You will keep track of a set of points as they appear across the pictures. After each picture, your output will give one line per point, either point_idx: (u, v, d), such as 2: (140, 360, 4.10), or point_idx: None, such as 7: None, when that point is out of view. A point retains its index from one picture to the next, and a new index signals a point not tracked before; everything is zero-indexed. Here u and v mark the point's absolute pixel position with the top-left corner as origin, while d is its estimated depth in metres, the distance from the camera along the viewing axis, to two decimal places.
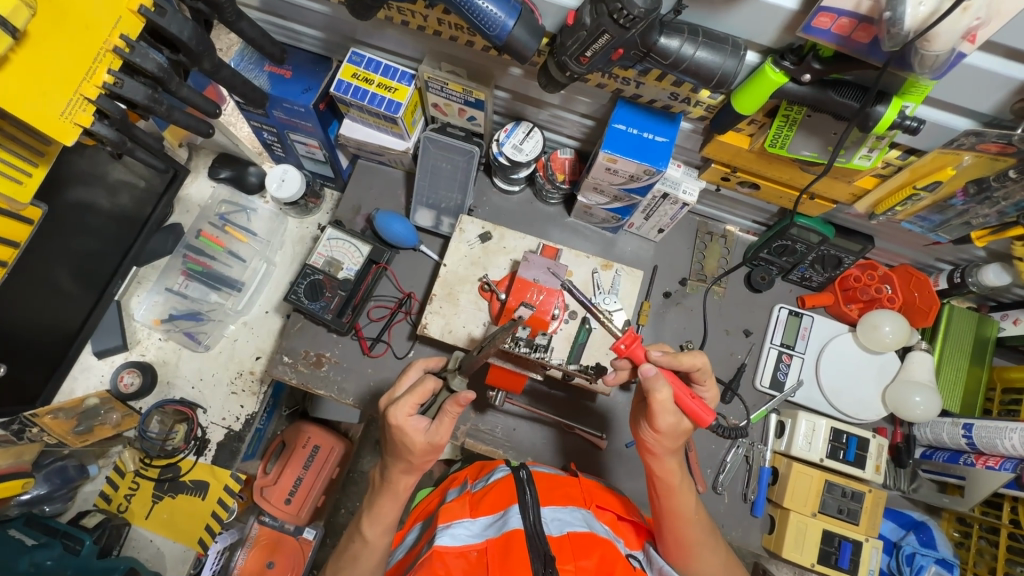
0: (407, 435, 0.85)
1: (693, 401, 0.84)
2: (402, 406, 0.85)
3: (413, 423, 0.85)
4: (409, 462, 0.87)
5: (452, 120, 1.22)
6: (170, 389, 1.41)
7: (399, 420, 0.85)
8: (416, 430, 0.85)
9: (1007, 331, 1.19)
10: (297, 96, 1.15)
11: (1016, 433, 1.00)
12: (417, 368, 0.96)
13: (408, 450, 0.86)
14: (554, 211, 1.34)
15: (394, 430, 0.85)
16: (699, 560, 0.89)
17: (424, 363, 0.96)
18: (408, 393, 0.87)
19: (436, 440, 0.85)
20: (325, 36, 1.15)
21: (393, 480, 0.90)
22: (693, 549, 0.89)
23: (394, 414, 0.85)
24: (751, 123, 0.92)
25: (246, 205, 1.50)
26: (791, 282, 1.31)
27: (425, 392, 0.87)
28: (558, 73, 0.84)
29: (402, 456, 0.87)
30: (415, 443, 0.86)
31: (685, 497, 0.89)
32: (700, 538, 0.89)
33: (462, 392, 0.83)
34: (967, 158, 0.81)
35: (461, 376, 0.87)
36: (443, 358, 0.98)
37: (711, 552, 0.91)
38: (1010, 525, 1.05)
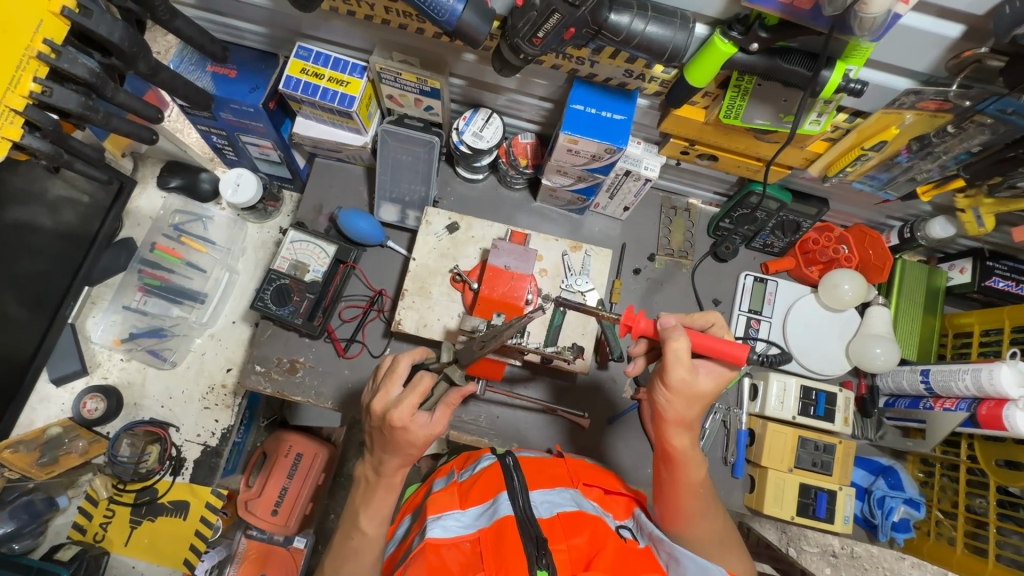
0: (408, 430, 0.83)
1: (719, 343, 0.84)
2: (403, 406, 0.83)
3: (416, 421, 0.84)
4: (407, 455, 0.86)
5: (409, 111, 1.18)
6: (138, 411, 1.36)
7: (401, 419, 0.83)
8: (417, 426, 0.83)
9: (954, 281, 1.25)
10: (245, 96, 1.12)
11: (968, 373, 1.06)
12: (404, 360, 0.91)
13: (404, 444, 0.85)
14: (519, 197, 1.34)
15: (393, 427, 0.83)
16: (694, 523, 0.90)
17: (410, 356, 0.91)
18: (407, 393, 0.84)
19: (437, 431, 0.85)
20: (269, 32, 1.11)
21: (388, 474, 0.89)
22: (686, 516, 0.90)
23: (395, 415, 0.82)
24: (704, 96, 0.93)
25: (201, 213, 1.44)
26: (754, 250, 1.35)
27: (425, 388, 0.85)
28: (512, 56, 0.83)
29: (398, 451, 0.86)
30: (415, 437, 0.84)
31: (691, 472, 0.90)
32: (701, 507, 0.91)
33: (466, 385, 0.86)
34: (909, 117, 0.84)
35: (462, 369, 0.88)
36: (425, 349, 0.94)
37: (710, 520, 0.91)
38: (968, 460, 1.13)
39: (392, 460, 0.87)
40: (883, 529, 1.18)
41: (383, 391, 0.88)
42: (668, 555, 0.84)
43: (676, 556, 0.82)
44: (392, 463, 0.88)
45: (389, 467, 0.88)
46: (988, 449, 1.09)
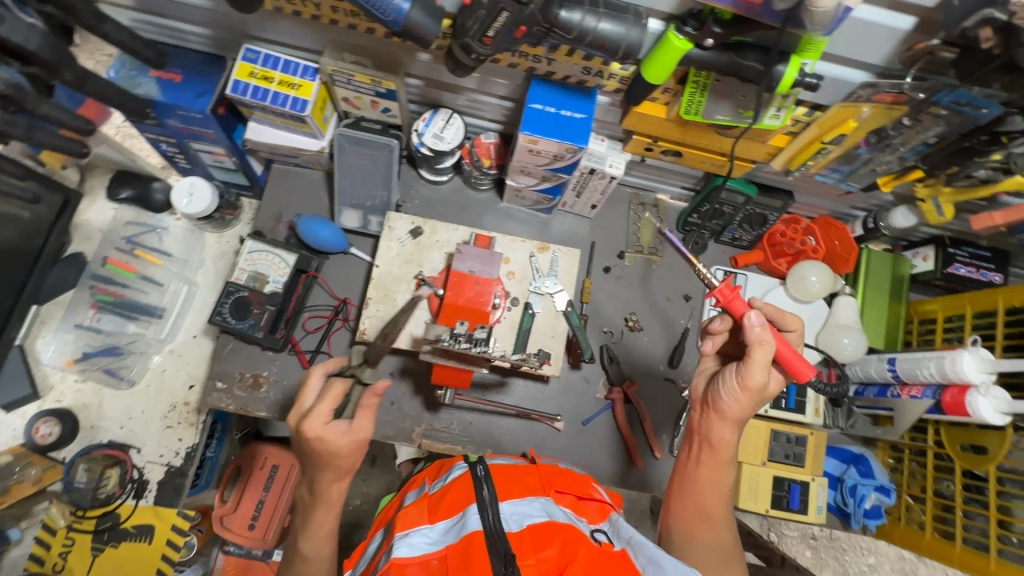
0: (328, 441, 0.76)
1: (796, 358, 0.84)
2: (314, 416, 0.76)
3: (331, 429, 0.76)
4: (337, 468, 0.80)
5: (366, 113, 1.14)
6: (95, 433, 1.30)
7: (314, 431, 0.76)
8: (334, 434, 0.76)
9: (918, 268, 1.26)
10: (191, 101, 1.06)
11: (931, 361, 1.07)
12: (316, 373, 0.84)
13: (329, 456, 0.78)
14: (485, 197, 1.31)
15: (309, 441, 0.76)
16: (706, 523, 0.89)
17: (323, 367, 0.84)
18: (319, 401, 0.77)
19: (359, 436, 0.77)
20: (214, 33, 1.06)
21: (324, 491, 0.84)
22: (705, 517, 0.89)
23: (307, 426, 0.76)
24: (664, 92, 0.91)
25: (155, 224, 1.38)
26: (723, 244, 1.35)
27: (337, 394, 0.78)
28: (463, 56, 0.80)
29: (329, 465, 0.79)
30: (339, 446, 0.77)
31: (718, 473, 0.90)
32: (721, 508, 0.90)
33: (378, 382, 0.78)
34: (866, 110, 0.83)
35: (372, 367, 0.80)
36: (342, 357, 0.87)
37: (724, 525, 0.89)
38: (935, 446, 1.14)
39: (324, 475, 0.81)
40: (857, 517, 1.20)
41: (296, 406, 0.81)
42: (646, 559, 0.78)
43: (654, 560, 0.77)
44: (326, 478, 0.82)
45: (324, 484, 0.83)
46: (954, 434, 1.11)
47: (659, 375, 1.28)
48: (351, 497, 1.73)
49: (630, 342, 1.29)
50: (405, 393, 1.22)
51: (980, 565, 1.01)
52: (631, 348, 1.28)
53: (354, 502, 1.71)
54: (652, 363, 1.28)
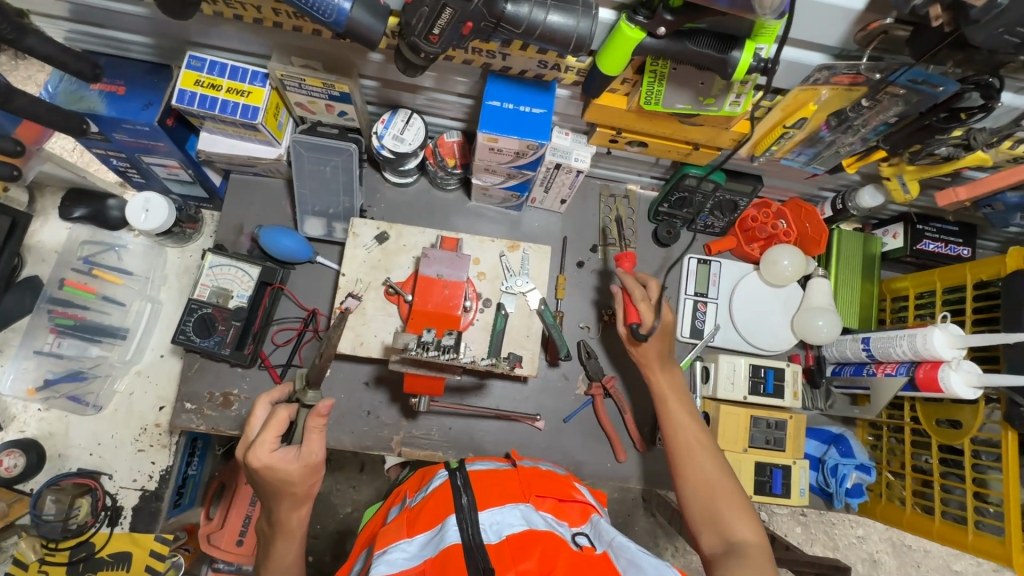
0: (277, 468, 0.81)
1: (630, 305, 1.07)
2: (260, 446, 0.81)
3: (279, 456, 0.82)
4: (293, 495, 0.84)
5: (322, 118, 1.11)
6: (63, 462, 1.27)
7: (262, 459, 0.81)
8: (282, 460, 0.81)
9: (889, 246, 1.26)
10: (136, 113, 1.02)
11: (904, 339, 1.07)
12: (262, 404, 0.90)
13: (283, 483, 0.83)
14: (453, 197, 1.28)
15: (258, 470, 0.81)
16: (693, 455, 0.94)
17: (268, 397, 0.91)
18: (263, 431, 0.83)
19: (309, 459, 0.82)
20: (155, 42, 1.01)
21: (282, 520, 0.87)
22: (691, 448, 0.95)
23: (253, 457, 0.81)
24: (623, 82, 0.89)
25: (113, 242, 1.33)
26: (696, 232, 1.34)
27: (281, 421, 0.83)
28: (412, 55, 0.77)
29: (285, 493, 0.84)
30: (290, 473, 0.82)
31: (678, 409, 1.00)
32: (690, 439, 0.96)
33: (319, 403, 0.83)
34: (825, 93, 0.83)
35: (313, 389, 0.87)
36: (286, 386, 0.93)
37: (705, 455, 0.93)
38: (912, 422, 1.15)
39: (281, 504, 0.85)
40: (838, 497, 1.20)
41: (243, 438, 0.87)
42: (627, 562, 0.76)
43: (635, 562, 0.75)
44: (283, 507, 0.85)
45: (282, 513, 0.86)
46: (929, 409, 1.11)
47: (638, 368, 1.27)
48: (341, 506, 1.70)
49: (607, 336, 1.27)
50: (381, 401, 1.19)
51: (959, 538, 1.02)
52: (608, 342, 1.27)
53: (344, 510, 1.69)
54: (630, 356, 1.27)
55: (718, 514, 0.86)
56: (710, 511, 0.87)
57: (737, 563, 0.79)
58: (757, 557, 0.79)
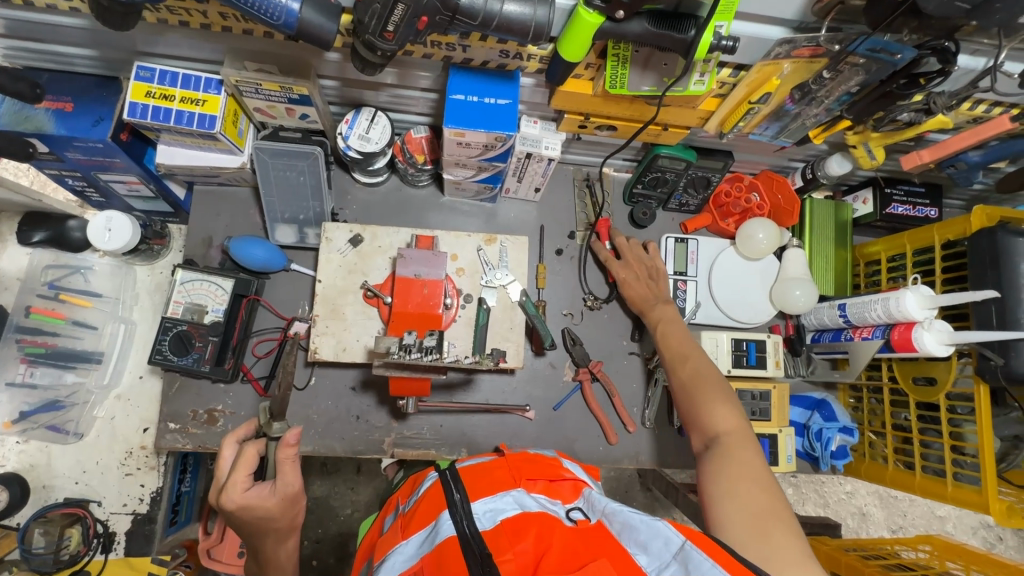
0: (254, 506, 0.82)
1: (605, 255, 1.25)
2: (232, 487, 0.81)
3: (254, 494, 0.82)
4: (277, 530, 0.86)
5: (283, 122, 1.08)
6: (48, 493, 1.25)
7: (236, 501, 0.81)
8: (258, 498, 0.82)
9: (859, 212, 1.28)
10: (87, 131, 0.98)
11: (877, 304, 1.10)
12: (229, 444, 0.88)
13: (263, 518, 0.83)
14: (426, 193, 1.27)
15: (235, 511, 0.81)
16: (679, 368, 1.05)
17: (234, 436, 0.89)
18: (232, 472, 0.82)
19: (285, 491, 0.83)
20: (100, 54, 0.96)
21: (274, 554, 0.89)
22: (677, 362, 1.06)
23: (227, 500, 0.80)
24: (587, 67, 0.88)
25: (78, 264, 1.29)
26: (671, 211, 1.35)
27: (249, 459, 0.82)
28: (369, 54, 0.75)
29: (268, 528, 0.85)
30: (269, 508, 0.83)
31: (670, 331, 1.12)
32: (674, 353, 1.08)
33: (287, 434, 0.82)
34: (787, 66, 0.83)
35: (278, 421, 0.84)
36: (252, 421, 0.91)
37: (689, 363, 1.04)
38: (890, 382, 1.18)
39: (267, 540, 0.87)
40: (824, 460, 1.23)
41: (215, 481, 0.86)
42: (620, 525, 0.75)
43: (627, 522, 0.74)
44: (269, 542, 0.88)
45: (270, 549, 0.88)
46: (905, 368, 1.14)
47: (623, 350, 1.28)
48: (341, 508, 1.70)
49: (589, 321, 1.28)
50: (370, 405, 1.19)
51: (939, 490, 1.06)
52: (592, 327, 1.28)
53: (345, 512, 1.69)
54: (614, 340, 1.28)
55: (700, 411, 0.96)
56: (693, 411, 0.97)
57: (715, 452, 0.88)
58: (732, 444, 0.87)
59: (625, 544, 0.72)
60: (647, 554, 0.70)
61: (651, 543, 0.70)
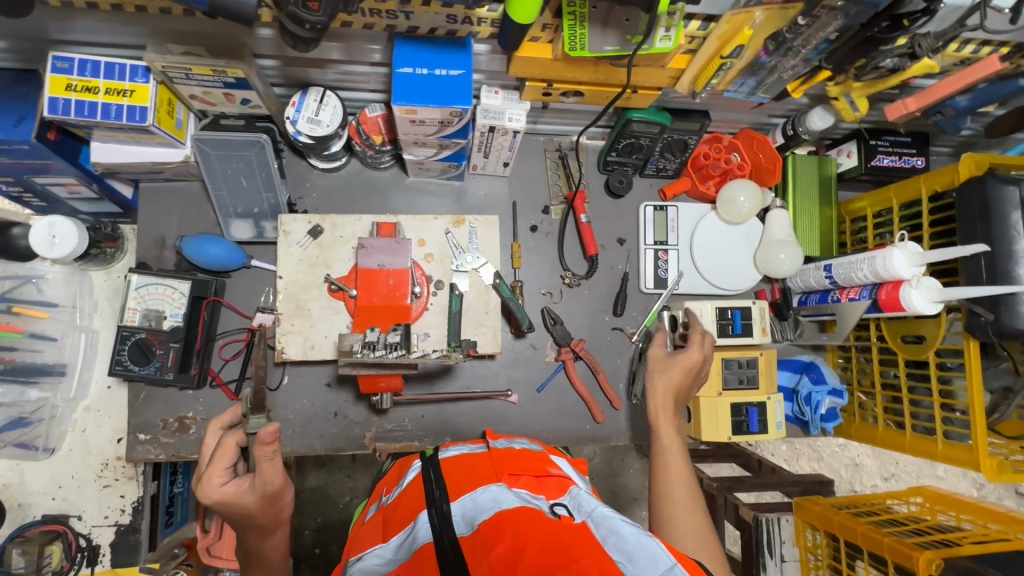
0: (232, 501, 0.78)
1: (584, 231, 1.21)
2: (208, 479, 0.77)
3: (232, 489, 0.78)
4: (258, 525, 0.82)
5: (224, 109, 1.00)
6: (26, 511, 1.21)
7: (213, 495, 0.77)
8: (236, 493, 0.78)
9: (843, 166, 1.23)
10: (9, 132, 0.90)
11: (865, 264, 1.05)
12: (213, 430, 0.86)
13: (243, 514, 0.80)
14: (389, 175, 1.20)
15: (211, 506, 0.78)
16: (675, 506, 0.89)
17: (217, 423, 0.86)
18: (211, 463, 0.78)
19: (264, 489, 0.78)
20: (9, 45, 0.88)
21: (258, 548, 0.86)
22: (675, 504, 0.90)
23: (203, 492, 0.77)
24: (544, 28, 0.81)
25: (28, 273, 1.18)
26: (649, 177, 1.29)
27: (229, 451, 0.79)
28: (297, 28, 0.68)
29: (248, 524, 0.82)
30: (248, 504, 0.79)
31: (673, 465, 0.95)
32: (678, 492, 0.91)
33: (263, 429, 0.75)
34: (759, 14, 0.77)
35: (257, 414, 0.81)
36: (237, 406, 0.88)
37: (686, 506, 0.89)
38: (878, 341, 1.15)
39: (249, 535, 0.83)
40: (814, 424, 1.22)
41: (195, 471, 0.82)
42: (606, 530, 0.72)
43: (614, 530, 0.72)
44: (251, 536, 0.84)
45: (254, 544, 0.85)
46: (894, 326, 1.12)
47: (606, 326, 1.24)
48: (340, 496, 1.69)
49: (570, 300, 1.24)
50: (347, 400, 1.15)
51: (929, 448, 1.04)
52: (572, 306, 1.23)
53: (343, 499, 1.67)
54: (596, 317, 1.24)
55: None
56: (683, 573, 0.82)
57: None
58: None
59: (609, 552, 0.69)
60: (630, 562, 0.67)
61: (638, 556, 0.67)
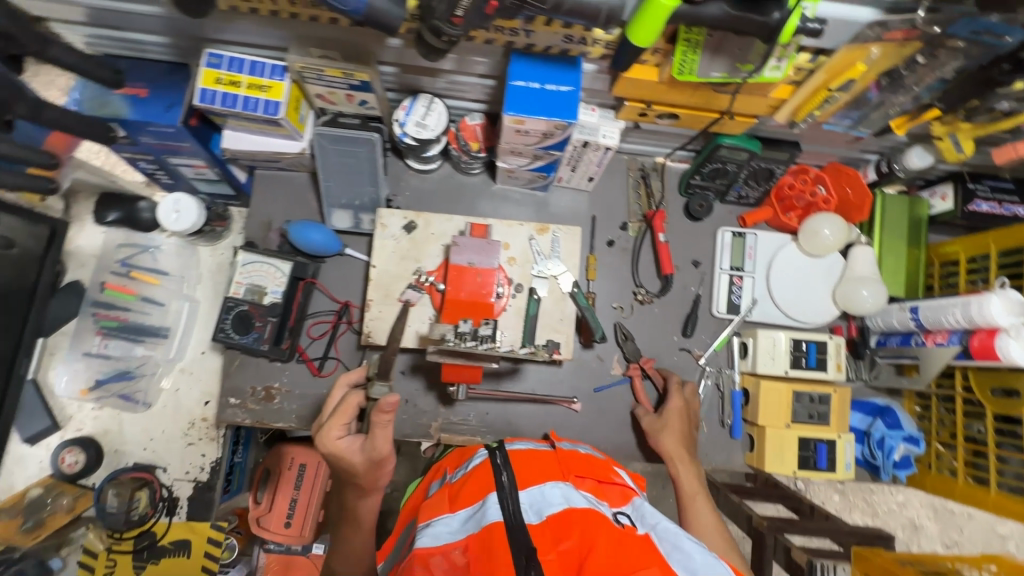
0: (343, 456, 0.88)
1: (661, 249, 1.23)
2: (329, 429, 0.89)
3: (345, 444, 0.89)
4: (359, 485, 0.92)
5: (342, 108, 1.09)
6: (120, 457, 1.32)
7: (330, 445, 0.89)
8: (348, 449, 0.88)
9: (936, 209, 1.20)
10: (159, 115, 1.01)
11: (957, 308, 1.03)
12: (340, 386, 1.01)
13: (349, 471, 0.90)
14: (477, 181, 1.26)
15: (328, 455, 0.89)
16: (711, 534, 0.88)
17: (347, 380, 1.01)
18: (335, 414, 0.90)
19: (372, 454, 0.87)
20: (172, 41, 1.00)
21: (353, 507, 0.95)
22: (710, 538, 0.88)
23: (323, 438, 0.89)
24: (654, 53, 0.85)
25: (147, 244, 1.36)
26: (729, 203, 1.30)
27: (349, 409, 0.90)
28: (433, 39, 0.75)
29: (350, 481, 0.92)
30: (354, 463, 0.89)
31: (700, 508, 0.95)
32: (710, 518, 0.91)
33: (383, 398, 0.83)
34: (876, 50, 0.78)
35: (379, 383, 0.90)
36: (361, 369, 1.01)
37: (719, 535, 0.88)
38: (964, 392, 1.11)
39: (349, 491, 0.93)
40: (885, 469, 1.18)
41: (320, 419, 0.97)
42: (670, 544, 0.72)
43: (679, 545, 0.71)
44: (352, 494, 0.94)
45: (351, 501, 0.94)
46: (983, 378, 1.07)
47: (673, 346, 1.25)
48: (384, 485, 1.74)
49: (639, 316, 1.25)
50: (418, 390, 1.20)
51: (1015, 508, 0.99)
52: (641, 323, 1.25)
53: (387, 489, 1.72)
54: (664, 335, 1.25)
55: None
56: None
57: None
58: None
59: (672, 565, 0.68)
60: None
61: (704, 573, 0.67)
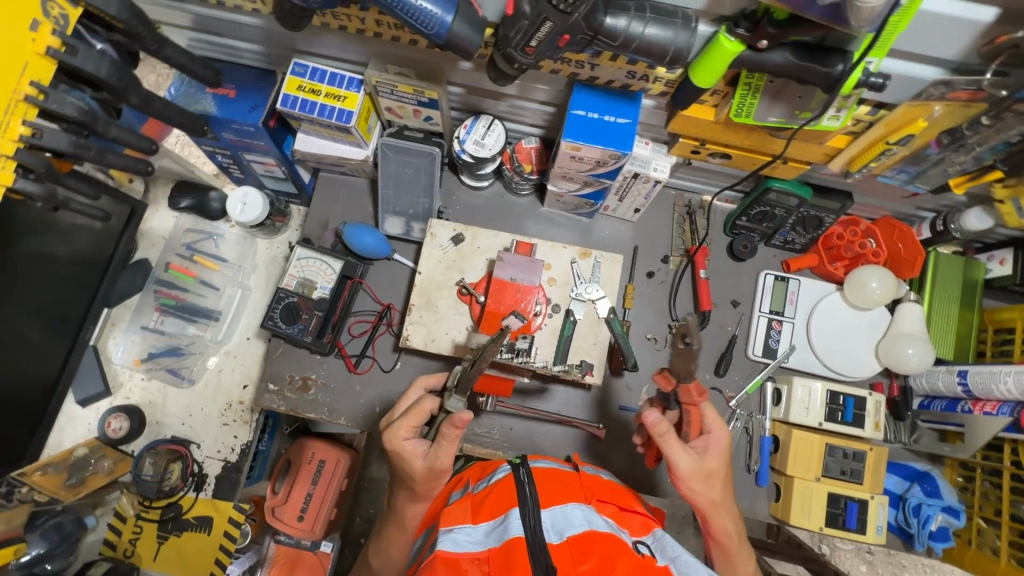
0: (406, 458, 0.88)
1: (701, 286, 1.24)
2: (398, 428, 0.90)
3: (410, 446, 0.89)
4: (413, 490, 0.91)
5: (408, 122, 1.16)
6: (160, 429, 1.38)
7: (395, 443, 0.89)
8: (412, 453, 0.88)
9: (993, 273, 1.17)
10: (244, 115, 1.10)
11: (1010, 376, 1.00)
12: (418, 388, 1.00)
13: (408, 475, 0.89)
14: (526, 202, 1.31)
15: (392, 452, 0.89)
16: None
17: (424, 384, 1.00)
18: (406, 415, 0.91)
19: (433, 463, 0.86)
20: (265, 49, 1.10)
21: (401, 509, 0.95)
22: None
23: (391, 435, 0.90)
24: (713, 94, 0.88)
25: (212, 231, 1.46)
26: (774, 247, 1.29)
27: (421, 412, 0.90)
28: (506, 66, 0.79)
29: (405, 484, 0.92)
30: (415, 467, 0.88)
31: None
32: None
33: (458, 414, 0.83)
34: (938, 108, 0.78)
35: (456, 395, 0.88)
36: (441, 377, 1.01)
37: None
38: (1011, 467, 1.05)
39: (402, 493, 0.93)
40: (920, 539, 1.12)
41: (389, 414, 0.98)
42: None
43: None
44: (404, 497, 0.93)
45: (402, 504, 0.94)
46: None
47: (705, 383, 1.24)
48: None
49: (673, 350, 1.25)
50: None
51: None
52: (674, 357, 1.25)
53: None
54: (696, 372, 1.24)
55: None
56: None
57: None
58: None
59: None
60: None
61: None
